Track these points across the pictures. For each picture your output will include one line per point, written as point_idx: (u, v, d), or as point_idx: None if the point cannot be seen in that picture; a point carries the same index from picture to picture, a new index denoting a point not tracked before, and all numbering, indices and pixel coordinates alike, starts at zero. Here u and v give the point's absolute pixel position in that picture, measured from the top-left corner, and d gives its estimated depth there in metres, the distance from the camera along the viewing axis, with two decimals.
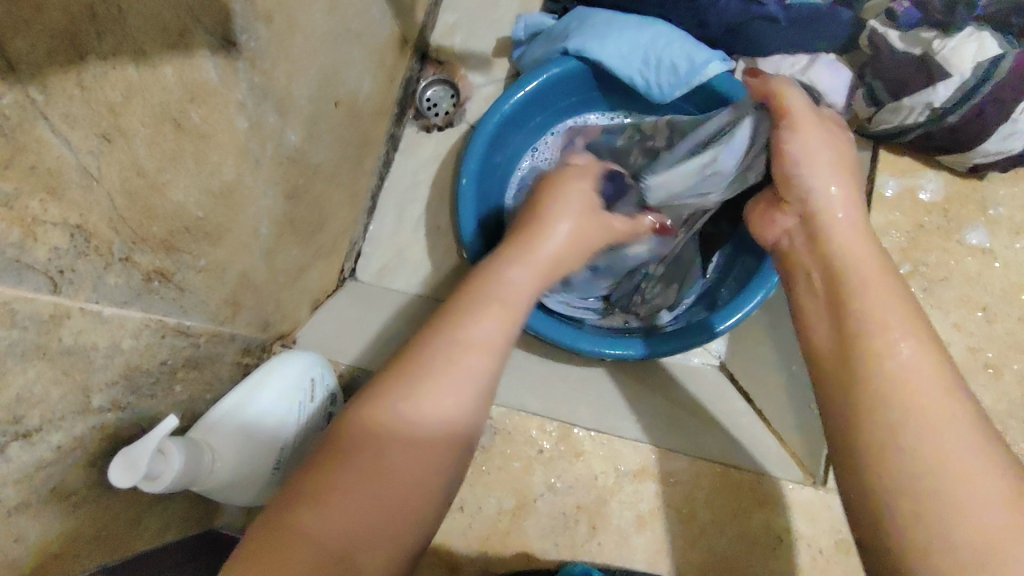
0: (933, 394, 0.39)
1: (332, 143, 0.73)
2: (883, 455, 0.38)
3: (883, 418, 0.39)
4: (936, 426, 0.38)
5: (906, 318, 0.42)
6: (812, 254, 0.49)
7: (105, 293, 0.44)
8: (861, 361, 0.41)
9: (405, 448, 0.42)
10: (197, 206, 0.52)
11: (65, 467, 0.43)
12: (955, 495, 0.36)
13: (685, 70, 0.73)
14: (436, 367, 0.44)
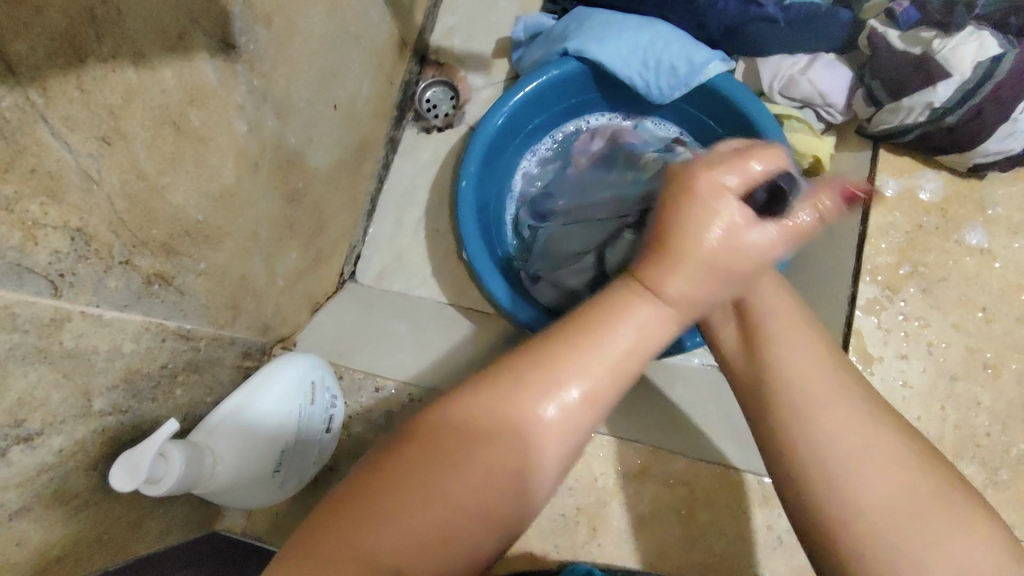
0: (830, 399, 0.41)
1: (331, 145, 0.73)
2: (808, 471, 0.40)
3: (802, 428, 0.41)
4: (837, 428, 0.40)
5: (802, 330, 0.45)
6: None
7: (105, 297, 0.44)
8: (763, 375, 0.44)
9: (497, 454, 0.37)
10: (197, 209, 0.52)
11: (67, 471, 0.43)
12: (863, 489, 0.38)
13: (684, 71, 0.74)
14: (551, 372, 0.37)
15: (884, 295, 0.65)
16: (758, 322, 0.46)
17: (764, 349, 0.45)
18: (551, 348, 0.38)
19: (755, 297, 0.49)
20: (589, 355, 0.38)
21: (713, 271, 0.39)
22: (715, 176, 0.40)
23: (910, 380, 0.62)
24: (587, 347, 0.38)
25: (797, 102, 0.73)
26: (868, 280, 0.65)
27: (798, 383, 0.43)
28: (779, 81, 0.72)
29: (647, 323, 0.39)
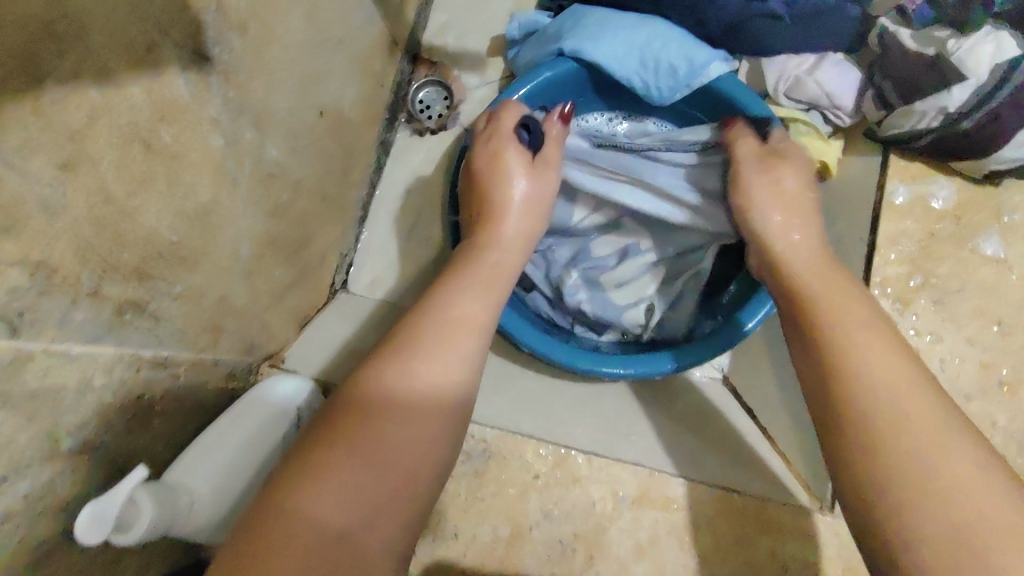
0: (915, 428, 0.41)
1: (314, 155, 0.70)
2: (893, 502, 0.39)
3: (889, 466, 0.40)
4: (921, 448, 0.40)
5: (891, 366, 0.45)
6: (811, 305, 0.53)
7: (70, 331, 0.41)
8: (859, 418, 0.43)
9: (395, 430, 0.44)
10: (171, 231, 0.49)
11: (34, 517, 0.41)
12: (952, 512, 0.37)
13: (684, 71, 0.70)
14: (438, 339, 0.50)
15: (894, 308, 0.62)
16: (853, 372, 0.45)
17: (856, 390, 0.45)
18: (416, 322, 0.51)
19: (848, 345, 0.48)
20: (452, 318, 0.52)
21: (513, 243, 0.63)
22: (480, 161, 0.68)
23: None
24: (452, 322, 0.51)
25: (804, 104, 0.69)
26: (877, 293, 0.62)
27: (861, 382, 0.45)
28: (783, 82, 0.69)
29: (471, 311, 0.53)
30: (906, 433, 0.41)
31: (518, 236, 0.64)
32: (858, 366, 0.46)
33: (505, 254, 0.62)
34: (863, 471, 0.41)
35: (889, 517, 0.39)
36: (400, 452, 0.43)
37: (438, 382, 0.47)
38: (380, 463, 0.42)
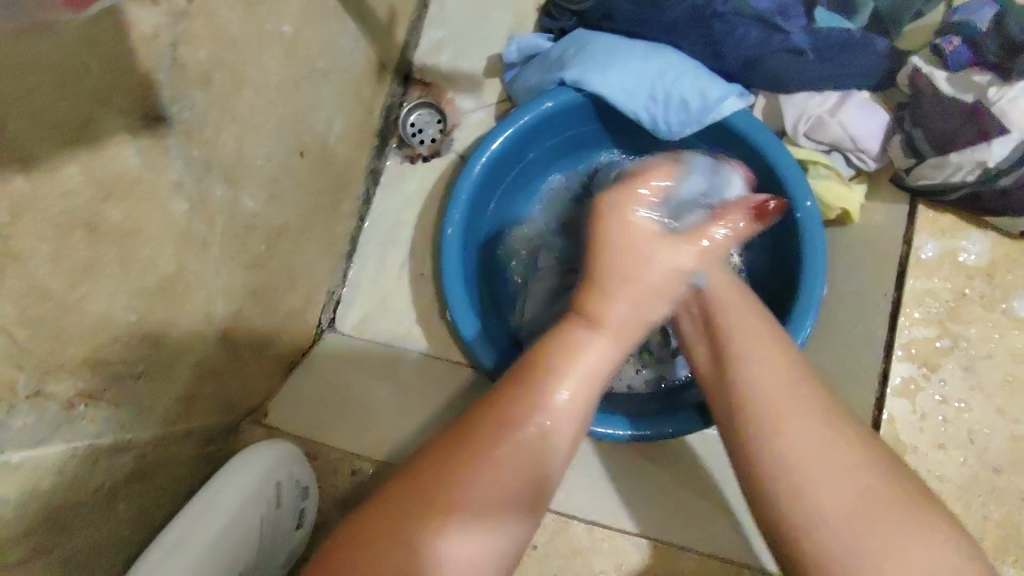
0: (777, 413, 0.44)
1: (301, 194, 0.65)
2: (782, 496, 0.42)
3: (752, 440, 0.44)
4: (794, 439, 0.43)
5: (782, 377, 0.45)
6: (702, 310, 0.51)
7: (8, 441, 0.38)
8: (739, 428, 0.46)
9: (463, 506, 0.41)
10: (128, 310, 0.45)
11: None
12: (813, 487, 0.42)
13: (697, 107, 0.65)
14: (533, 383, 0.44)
15: (920, 374, 0.57)
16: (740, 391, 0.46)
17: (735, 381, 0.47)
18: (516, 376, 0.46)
19: (727, 344, 0.49)
20: (570, 362, 0.46)
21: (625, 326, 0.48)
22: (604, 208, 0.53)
23: (947, 474, 0.55)
24: (566, 359, 0.46)
25: (824, 145, 0.64)
26: (902, 356, 0.58)
27: (734, 377, 0.47)
28: (804, 122, 0.63)
29: (598, 360, 0.46)
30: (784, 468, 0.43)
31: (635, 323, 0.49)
32: (741, 385, 0.46)
33: (596, 338, 0.47)
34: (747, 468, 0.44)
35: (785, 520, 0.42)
36: (474, 514, 0.41)
37: (529, 428, 0.43)
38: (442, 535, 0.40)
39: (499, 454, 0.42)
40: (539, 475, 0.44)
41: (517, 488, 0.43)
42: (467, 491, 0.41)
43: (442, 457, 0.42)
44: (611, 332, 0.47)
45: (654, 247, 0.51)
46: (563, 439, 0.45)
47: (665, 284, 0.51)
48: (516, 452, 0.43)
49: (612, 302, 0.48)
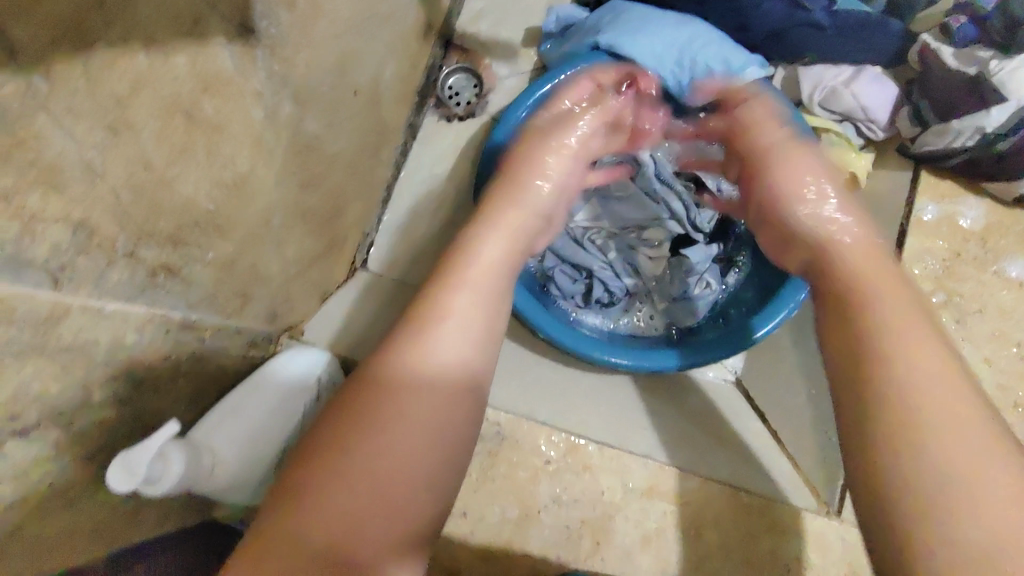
0: (941, 421, 0.42)
1: (352, 129, 0.70)
2: (928, 497, 0.40)
3: (921, 432, 0.42)
4: (942, 448, 0.41)
5: (917, 334, 0.47)
6: (884, 307, 0.48)
7: (107, 290, 0.42)
8: (893, 400, 0.44)
9: (371, 478, 0.44)
10: (207, 198, 0.50)
11: (63, 464, 0.43)
12: (953, 488, 0.40)
13: (721, 73, 0.70)
14: (371, 399, 0.46)
15: None
16: (891, 381, 0.45)
17: (891, 366, 0.45)
18: (357, 401, 0.47)
19: (890, 360, 0.45)
20: (425, 337, 0.49)
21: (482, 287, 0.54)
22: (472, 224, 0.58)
23: None
24: (422, 332, 0.49)
25: (837, 115, 0.69)
26: None
27: (923, 401, 0.43)
28: (820, 92, 0.68)
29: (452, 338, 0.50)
30: (927, 463, 0.41)
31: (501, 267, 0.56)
32: (900, 386, 0.44)
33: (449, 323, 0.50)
34: (888, 468, 0.42)
35: (910, 513, 0.40)
36: (371, 481, 0.44)
37: (401, 416, 0.46)
38: (341, 515, 0.42)
39: (378, 435, 0.45)
40: (435, 435, 0.47)
41: (426, 454, 0.46)
42: (373, 475, 0.44)
43: (348, 434, 0.45)
44: (456, 311, 0.51)
45: (505, 223, 0.58)
46: (454, 393, 0.49)
47: (512, 247, 0.58)
48: (414, 425, 0.46)
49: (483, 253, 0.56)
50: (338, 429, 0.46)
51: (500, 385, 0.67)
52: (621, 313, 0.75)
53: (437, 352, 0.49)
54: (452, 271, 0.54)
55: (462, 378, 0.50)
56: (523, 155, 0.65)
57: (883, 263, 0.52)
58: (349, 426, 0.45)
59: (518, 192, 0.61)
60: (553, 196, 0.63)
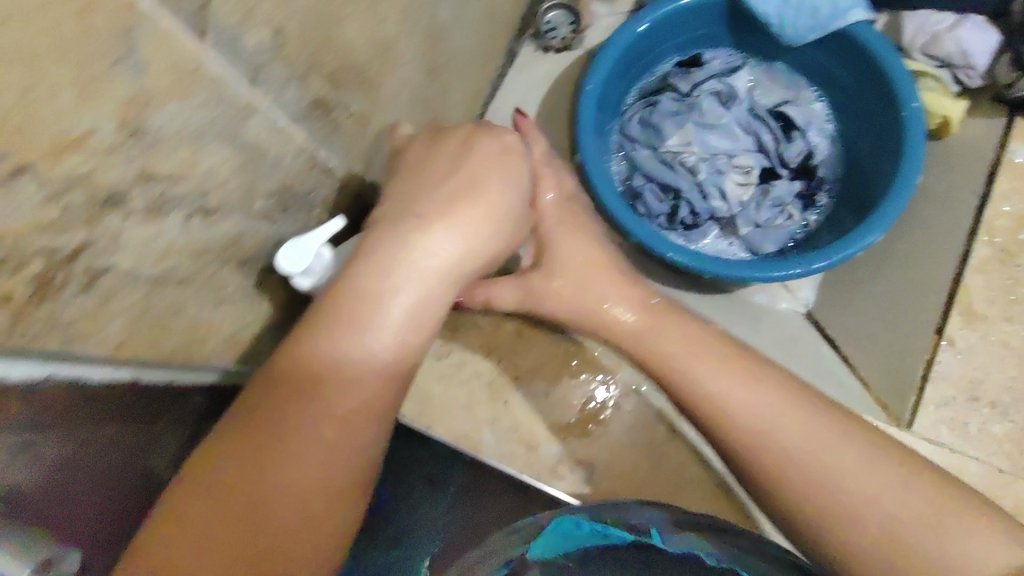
0: (784, 425, 0.54)
1: (469, 34, 0.74)
2: (808, 502, 0.52)
3: (779, 467, 0.53)
4: (841, 467, 0.52)
5: (741, 376, 0.57)
6: (715, 382, 0.57)
7: (284, 104, 0.47)
8: (738, 442, 0.55)
9: (282, 496, 0.44)
10: (360, 51, 0.53)
11: (221, 257, 0.48)
12: (836, 491, 0.51)
13: (826, 13, 0.72)
14: (288, 420, 0.45)
15: (997, 256, 0.66)
16: (715, 418, 0.56)
17: (715, 408, 0.56)
18: (247, 434, 0.45)
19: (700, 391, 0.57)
20: (346, 350, 0.47)
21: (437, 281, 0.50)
22: (384, 229, 0.51)
23: (1010, 340, 0.64)
24: (336, 339, 0.47)
25: (937, 61, 0.73)
26: (985, 240, 0.66)
27: (760, 429, 0.54)
28: (921, 37, 0.73)
29: (369, 359, 0.47)
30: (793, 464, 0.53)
31: (416, 316, 0.49)
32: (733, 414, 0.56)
33: (365, 364, 0.47)
34: (760, 468, 0.54)
35: (802, 511, 0.52)
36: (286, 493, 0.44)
37: (321, 435, 0.46)
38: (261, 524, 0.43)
39: (278, 462, 0.44)
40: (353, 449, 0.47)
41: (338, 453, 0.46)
42: (287, 476, 0.45)
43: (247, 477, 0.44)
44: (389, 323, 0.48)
45: (445, 235, 0.51)
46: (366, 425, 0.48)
47: (461, 265, 0.52)
48: (328, 445, 0.46)
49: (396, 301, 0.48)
50: (227, 463, 0.44)
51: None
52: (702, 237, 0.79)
53: (353, 382, 0.47)
54: (353, 304, 0.47)
55: (359, 426, 0.47)
56: (429, 157, 0.56)
57: (674, 323, 0.62)
58: (248, 454, 0.44)
59: (451, 200, 0.52)
60: (504, 209, 0.55)
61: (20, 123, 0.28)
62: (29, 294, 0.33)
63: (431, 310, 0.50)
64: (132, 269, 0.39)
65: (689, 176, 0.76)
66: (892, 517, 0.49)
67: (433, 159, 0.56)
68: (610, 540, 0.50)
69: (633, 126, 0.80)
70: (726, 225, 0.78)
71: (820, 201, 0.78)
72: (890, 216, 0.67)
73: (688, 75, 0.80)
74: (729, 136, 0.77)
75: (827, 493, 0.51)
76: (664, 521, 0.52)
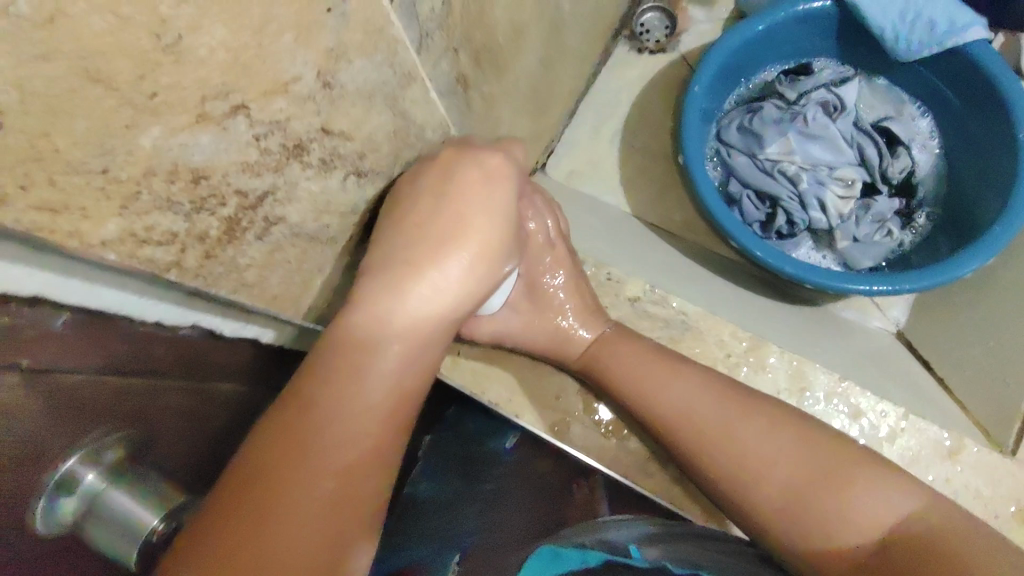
0: (728, 417, 0.57)
1: (580, 28, 0.74)
2: (751, 493, 0.53)
3: (734, 470, 0.54)
4: (762, 447, 0.54)
5: (670, 369, 0.61)
6: (617, 366, 0.63)
7: (436, 76, 0.47)
8: (690, 441, 0.57)
9: (325, 476, 0.40)
10: (500, 32, 0.53)
11: (359, 225, 0.48)
12: (762, 462, 0.53)
13: (943, 30, 0.71)
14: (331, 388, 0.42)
15: None
16: (664, 417, 0.59)
17: (667, 411, 0.59)
18: (287, 413, 0.41)
19: (651, 393, 0.61)
20: (392, 309, 0.45)
21: (486, 251, 0.48)
22: (363, 285, 0.45)
23: None
24: (389, 303, 0.45)
25: None
26: None
27: (707, 429, 0.57)
28: None
29: (416, 322, 0.45)
30: (745, 460, 0.54)
31: (464, 285, 0.47)
32: (678, 412, 0.59)
33: (410, 329, 0.45)
34: (719, 469, 0.55)
35: (755, 506, 0.53)
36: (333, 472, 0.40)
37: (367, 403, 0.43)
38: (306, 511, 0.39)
39: (322, 440, 0.41)
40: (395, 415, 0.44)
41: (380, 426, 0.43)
42: (304, 511, 0.39)
43: (287, 461, 0.39)
44: (441, 288, 0.46)
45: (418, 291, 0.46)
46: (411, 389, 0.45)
47: (442, 315, 0.47)
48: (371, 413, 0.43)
49: (444, 271, 0.46)
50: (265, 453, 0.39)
51: (681, 285, 0.72)
52: (795, 247, 0.78)
53: (347, 430, 0.41)
54: (405, 271, 0.45)
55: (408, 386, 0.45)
56: (403, 202, 0.48)
57: (626, 343, 0.65)
58: (287, 440, 0.40)
59: (435, 245, 0.47)
60: (499, 243, 0.49)
61: (246, 61, 0.30)
62: (219, 233, 0.34)
63: (477, 283, 0.48)
64: (295, 223, 0.40)
65: (789, 184, 0.75)
66: (786, 473, 0.52)
67: (417, 196, 0.48)
68: (589, 563, 0.41)
69: (733, 131, 0.79)
70: (821, 235, 0.77)
71: (919, 219, 0.78)
72: (1004, 238, 0.65)
73: (794, 82, 0.80)
74: (834, 146, 0.76)
75: (728, 452, 0.55)
76: (639, 539, 0.48)
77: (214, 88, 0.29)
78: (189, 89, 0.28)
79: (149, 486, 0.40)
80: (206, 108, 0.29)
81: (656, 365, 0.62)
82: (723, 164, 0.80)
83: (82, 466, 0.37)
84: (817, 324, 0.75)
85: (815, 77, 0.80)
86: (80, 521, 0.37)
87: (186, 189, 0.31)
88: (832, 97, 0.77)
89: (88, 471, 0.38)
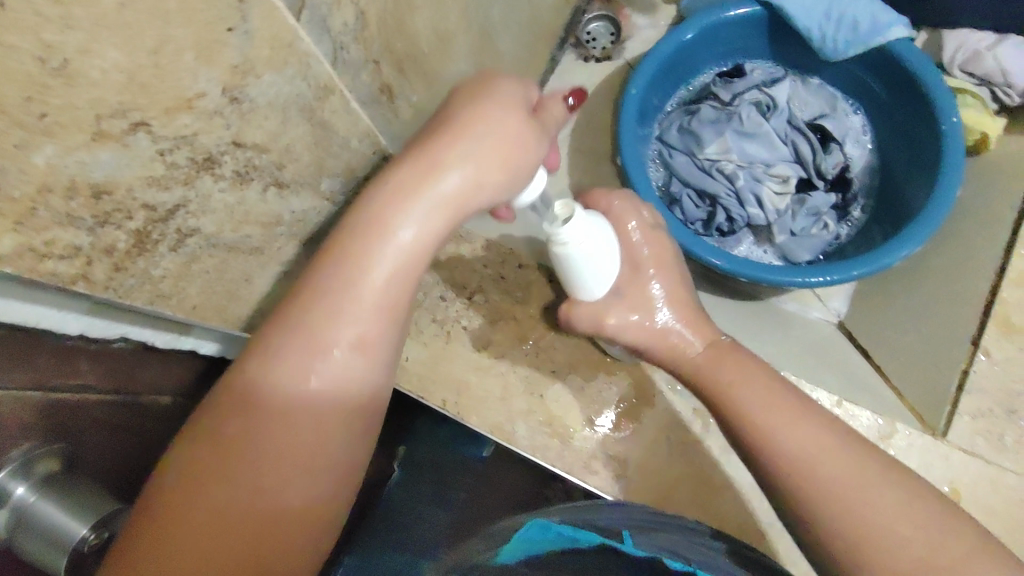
0: (867, 480, 0.47)
1: (515, 37, 0.76)
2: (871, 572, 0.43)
3: (855, 546, 0.44)
4: (906, 530, 0.44)
5: (797, 414, 0.51)
6: (733, 379, 0.55)
7: (357, 89, 0.48)
8: (803, 495, 0.48)
9: (291, 444, 0.40)
10: (424, 43, 0.55)
11: (288, 234, 0.50)
12: (892, 542, 0.44)
13: (866, 30, 0.73)
14: (309, 327, 0.41)
15: None
16: (777, 459, 0.50)
17: (789, 461, 0.49)
18: (249, 376, 0.41)
19: (766, 429, 0.51)
20: (394, 203, 0.43)
21: (496, 145, 0.47)
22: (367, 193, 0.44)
23: None
24: (393, 198, 0.44)
25: (976, 79, 0.75)
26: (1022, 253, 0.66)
27: (832, 490, 0.47)
28: (962, 54, 0.75)
29: (423, 215, 0.44)
30: (869, 535, 0.44)
31: (484, 171, 0.46)
32: (796, 459, 0.49)
33: (421, 217, 0.44)
34: (834, 543, 0.46)
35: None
36: (299, 441, 0.41)
37: (342, 348, 0.42)
38: (271, 481, 0.40)
39: (284, 414, 0.41)
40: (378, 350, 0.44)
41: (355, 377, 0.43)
42: (270, 485, 0.40)
43: (245, 440, 0.40)
44: (448, 178, 0.45)
45: (413, 214, 0.44)
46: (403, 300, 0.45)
47: (438, 236, 0.45)
48: (347, 358, 0.42)
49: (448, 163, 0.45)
50: (223, 434, 0.40)
51: None
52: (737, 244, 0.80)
53: (312, 399, 0.41)
54: (406, 171, 0.44)
55: (403, 289, 0.44)
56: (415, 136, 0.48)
57: (742, 361, 0.57)
58: (247, 416, 0.40)
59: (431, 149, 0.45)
60: (515, 135, 0.48)
61: (144, 81, 0.31)
62: (128, 246, 0.36)
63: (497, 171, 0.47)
64: (211, 233, 0.41)
65: (725, 182, 0.78)
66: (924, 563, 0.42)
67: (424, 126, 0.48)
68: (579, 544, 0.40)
69: (672, 133, 0.81)
70: (762, 228, 0.79)
71: (855, 213, 0.80)
72: (929, 227, 0.67)
73: (729, 83, 0.82)
74: (769, 141, 0.78)
75: (851, 519, 0.45)
76: (631, 522, 0.46)
77: (111, 107, 0.30)
78: (83, 108, 0.29)
79: (82, 495, 0.41)
80: (103, 126, 0.30)
81: (785, 404, 0.52)
82: (665, 164, 0.82)
83: (11, 480, 0.38)
84: (754, 319, 0.77)
85: (747, 78, 0.82)
86: (12, 531, 0.39)
87: (88, 205, 0.32)
88: (765, 96, 0.80)
89: (17, 485, 0.39)
